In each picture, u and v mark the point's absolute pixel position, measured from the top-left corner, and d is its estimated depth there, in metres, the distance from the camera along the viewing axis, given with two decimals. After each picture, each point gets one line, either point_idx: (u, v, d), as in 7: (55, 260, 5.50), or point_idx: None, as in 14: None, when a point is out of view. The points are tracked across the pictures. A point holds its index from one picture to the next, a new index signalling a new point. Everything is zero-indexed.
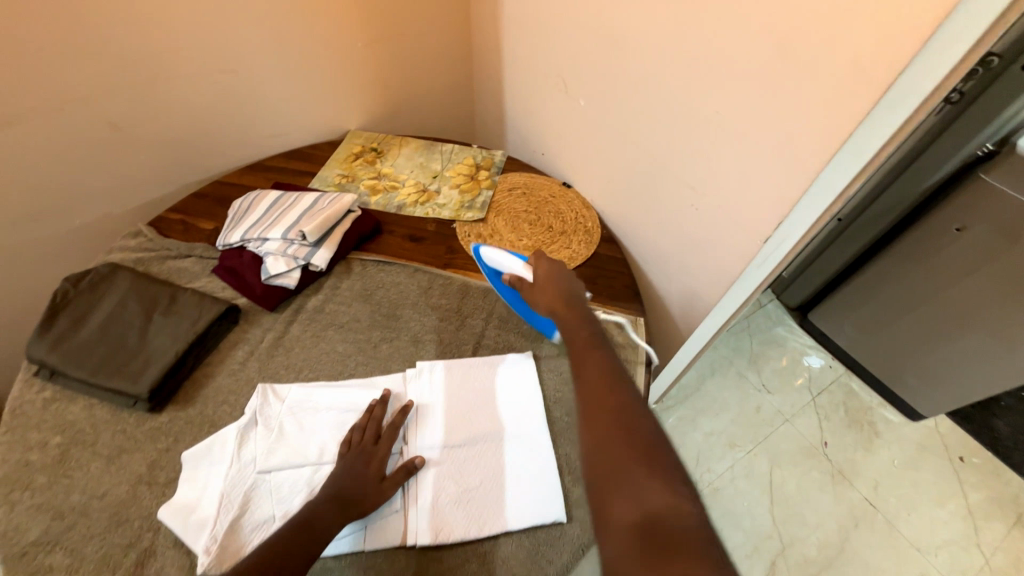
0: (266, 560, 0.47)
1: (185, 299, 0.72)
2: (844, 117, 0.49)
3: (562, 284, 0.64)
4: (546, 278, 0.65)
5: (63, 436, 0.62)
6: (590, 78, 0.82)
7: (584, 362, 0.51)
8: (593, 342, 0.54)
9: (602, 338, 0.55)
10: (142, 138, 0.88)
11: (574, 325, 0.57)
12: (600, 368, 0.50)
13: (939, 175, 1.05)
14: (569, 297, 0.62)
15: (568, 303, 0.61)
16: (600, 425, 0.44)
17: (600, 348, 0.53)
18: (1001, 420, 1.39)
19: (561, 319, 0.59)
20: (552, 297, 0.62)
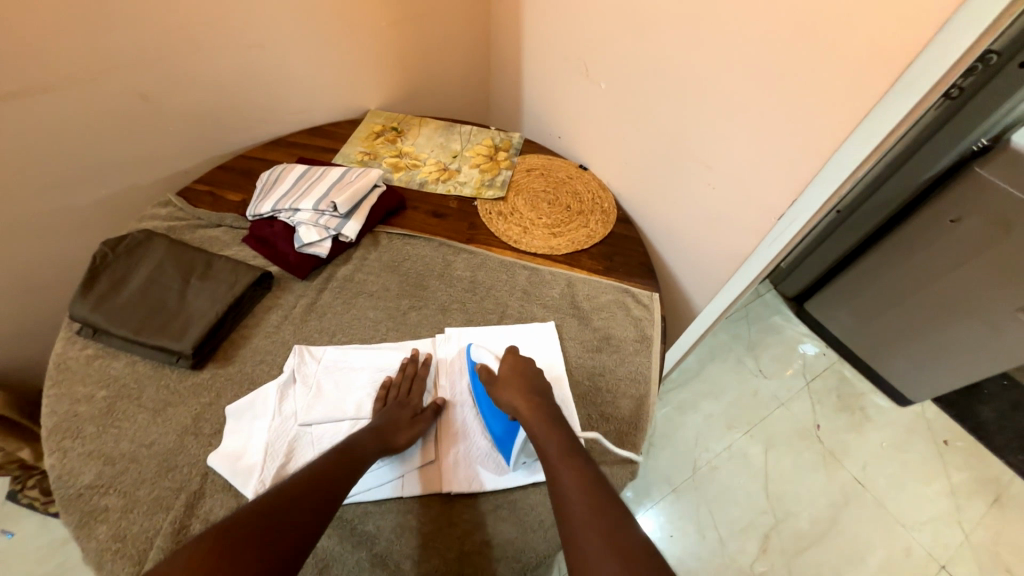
0: (320, 498, 0.50)
1: (221, 264, 0.74)
2: (861, 99, 0.53)
3: (527, 378, 0.64)
4: (512, 371, 0.65)
5: (109, 390, 0.64)
6: (611, 63, 0.85)
7: (559, 474, 0.53)
8: (564, 449, 0.56)
9: (573, 441, 0.57)
10: (171, 109, 0.88)
11: (541, 427, 0.58)
12: (576, 478, 0.52)
13: (936, 169, 1.10)
14: (536, 393, 0.62)
15: (534, 399, 0.61)
16: (582, 542, 0.45)
17: (572, 455, 0.55)
18: (984, 406, 1.46)
19: (526, 422, 0.59)
20: (517, 391, 0.62)
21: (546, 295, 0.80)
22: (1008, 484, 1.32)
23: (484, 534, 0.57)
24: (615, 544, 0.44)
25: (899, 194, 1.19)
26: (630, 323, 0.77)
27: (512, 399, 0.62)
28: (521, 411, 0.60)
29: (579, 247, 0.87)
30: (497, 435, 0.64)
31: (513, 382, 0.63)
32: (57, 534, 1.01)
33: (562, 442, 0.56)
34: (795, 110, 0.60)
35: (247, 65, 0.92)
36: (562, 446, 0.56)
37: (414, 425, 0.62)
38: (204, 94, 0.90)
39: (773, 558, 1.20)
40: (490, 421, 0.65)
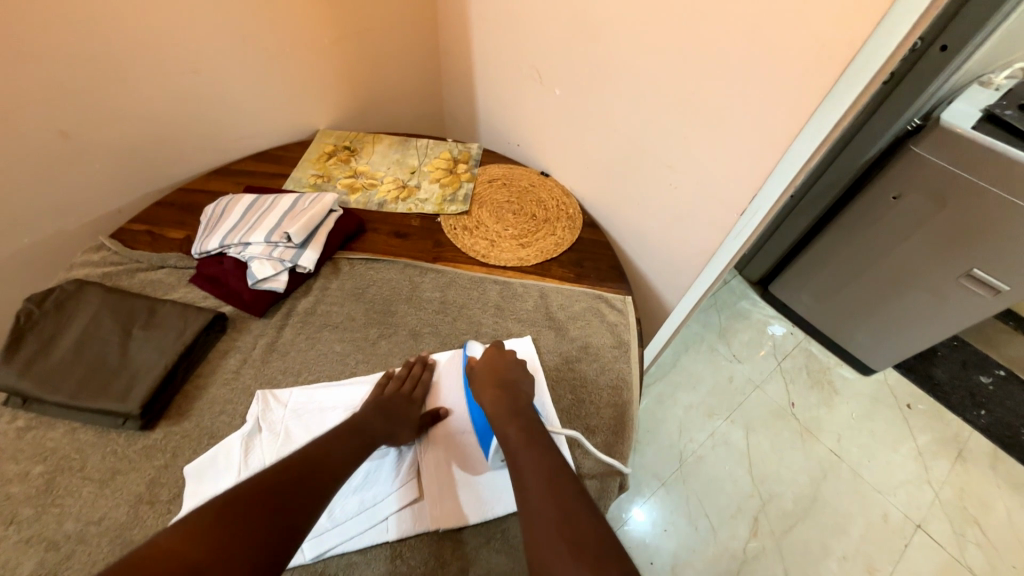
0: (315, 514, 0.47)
1: (166, 310, 0.68)
2: (808, 94, 0.54)
3: (501, 373, 0.66)
4: (488, 364, 0.67)
5: (46, 465, 0.58)
6: (562, 69, 0.84)
7: (521, 463, 0.54)
8: (528, 439, 0.57)
9: (536, 430, 0.58)
10: (96, 146, 0.81)
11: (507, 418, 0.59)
12: (540, 470, 0.52)
13: (875, 149, 1.15)
14: (505, 383, 0.64)
15: (501, 390, 0.63)
16: (541, 532, 0.47)
17: (535, 444, 0.56)
18: (938, 367, 1.55)
19: (493, 414, 0.60)
20: (487, 389, 0.63)
21: (520, 309, 0.78)
22: (967, 439, 1.41)
23: (478, 570, 0.55)
24: (567, 528, 0.46)
25: (845, 176, 1.24)
26: (606, 330, 0.76)
27: (481, 393, 0.63)
28: (489, 403, 0.62)
29: (548, 256, 0.86)
30: (480, 429, 0.64)
31: (489, 380, 0.64)
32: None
33: (525, 431, 0.58)
34: (747, 108, 0.60)
35: (178, 92, 0.85)
36: (526, 436, 0.57)
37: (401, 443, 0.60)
38: (132, 127, 0.83)
39: (764, 540, 1.22)
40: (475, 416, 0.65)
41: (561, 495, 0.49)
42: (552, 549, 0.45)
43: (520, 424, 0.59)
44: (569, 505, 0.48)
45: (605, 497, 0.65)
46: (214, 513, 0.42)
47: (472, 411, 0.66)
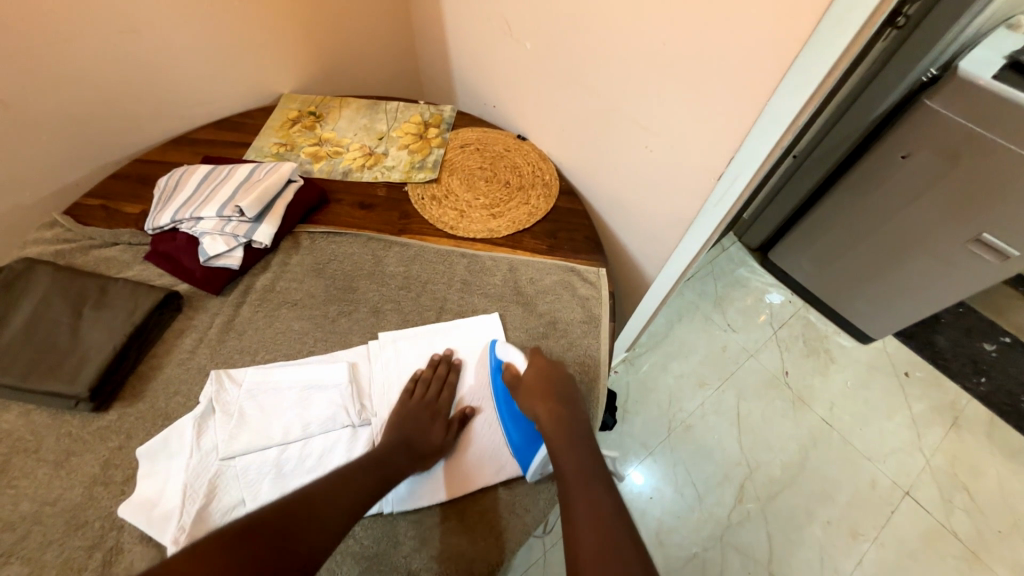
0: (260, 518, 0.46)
1: (117, 290, 0.66)
2: (787, 40, 0.48)
3: (558, 388, 0.62)
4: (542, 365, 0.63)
5: (1, 446, 0.57)
6: (534, 20, 0.77)
7: (568, 478, 0.54)
8: (582, 472, 0.54)
9: (593, 466, 0.55)
10: (39, 115, 0.77)
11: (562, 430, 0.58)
12: (591, 513, 0.49)
13: (885, 105, 1.06)
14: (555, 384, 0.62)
15: (555, 400, 0.60)
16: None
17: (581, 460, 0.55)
18: (940, 335, 1.50)
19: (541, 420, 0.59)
20: (543, 403, 0.60)
21: (487, 284, 0.75)
22: (964, 407, 1.38)
23: (431, 549, 0.55)
24: (607, 553, 0.45)
25: (851, 134, 1.15)
26: (577, 304, 0.73)
27: (532, 401, 0.60)
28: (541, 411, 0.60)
29: (520, 227, 0.82)
30: (517, 443, 0.61)
31: (539, 390, 0.61)
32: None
33: (580, 461, 0.55)
34: (726, 58, 0.54)
35: (123, 54, 0.80)
36: (573, 448, 0.56)
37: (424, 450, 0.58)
38: (76, 94, 0.78)
39: (748, 506, 1.23)
40: (511, 429, 0.62)
41: (604, 520, 0.49)
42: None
43: (571, 438, 0.58)
44: (611, 529, 0.48)
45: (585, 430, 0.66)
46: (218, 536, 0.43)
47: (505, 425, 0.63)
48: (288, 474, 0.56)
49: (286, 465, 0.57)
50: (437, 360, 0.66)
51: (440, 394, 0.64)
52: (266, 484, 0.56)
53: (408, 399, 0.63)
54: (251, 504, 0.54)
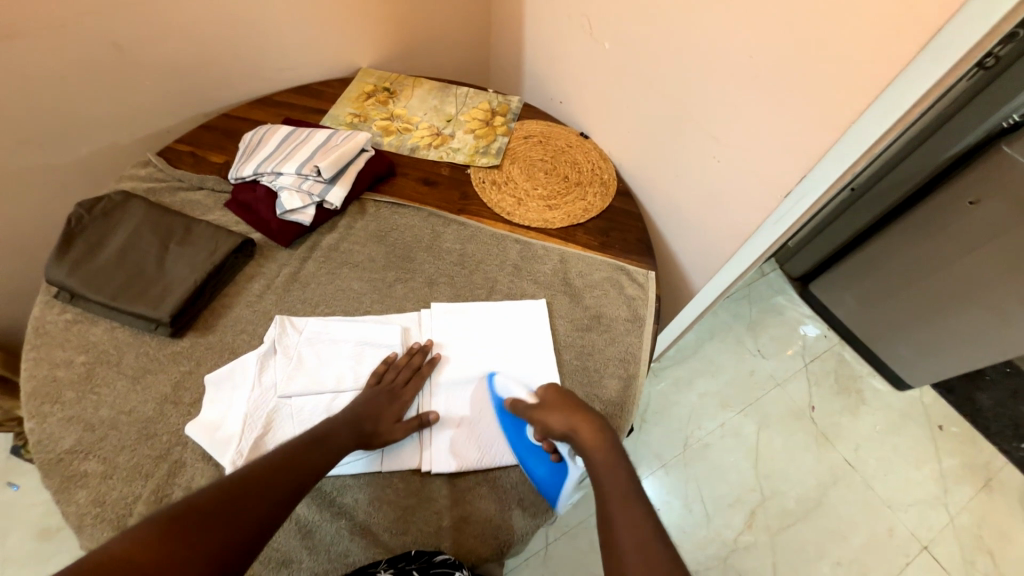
0: (301, 472, 0.50)
1: (200, 230, 0.71)
2: (882, 65, 0.48)
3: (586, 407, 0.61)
4: (562, 394, 0.62)
5: (88, 356, 0.63)
6: (617, 22, 0.78)
7: (610, 505, 0.51)
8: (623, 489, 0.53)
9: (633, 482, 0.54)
10: (148, 62, 0.83)
11: (601, 455, 0.56)
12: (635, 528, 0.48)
13: (959, 146, 1.03)
14: (585, 413, 0.60)
15: (589, 418, 0.59)
16: None
17: (617, 480, 0.53)
18: (983, 393, 1.43)
19: (583, 447, 0.57)
20: (576, 419, 0.59)
21: (538, 271, 0.77)
22: (999, 469, 1.32)
23: (462, 510, 0.58)
24: None
25: (918, 173, 1.12)
26: (623, 302, 0.75)
27: (566, 420, 0.59)
28: (576, 439, 0.58)
29: (575, 221, 0.83)
30: (541, 477, 0.60)
31: (569, 406, 0.60)
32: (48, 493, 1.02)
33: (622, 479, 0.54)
34: (812, 77, 0.55)
35: (228, 14, 0.85)
36: (611, 462, 0.56)
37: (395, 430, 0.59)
38: (182, 45, 0.85)
39: (757, 533, 1.22)
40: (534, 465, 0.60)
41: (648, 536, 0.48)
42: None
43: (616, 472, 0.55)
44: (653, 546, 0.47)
45: (621, 424, 0.66)
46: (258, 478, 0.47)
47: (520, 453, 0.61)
48: None
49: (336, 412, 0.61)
50: (415, 350, 0.66)
51: (411, 384, 0.64)
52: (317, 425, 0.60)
53: (376, 384, 0.62)
54: None
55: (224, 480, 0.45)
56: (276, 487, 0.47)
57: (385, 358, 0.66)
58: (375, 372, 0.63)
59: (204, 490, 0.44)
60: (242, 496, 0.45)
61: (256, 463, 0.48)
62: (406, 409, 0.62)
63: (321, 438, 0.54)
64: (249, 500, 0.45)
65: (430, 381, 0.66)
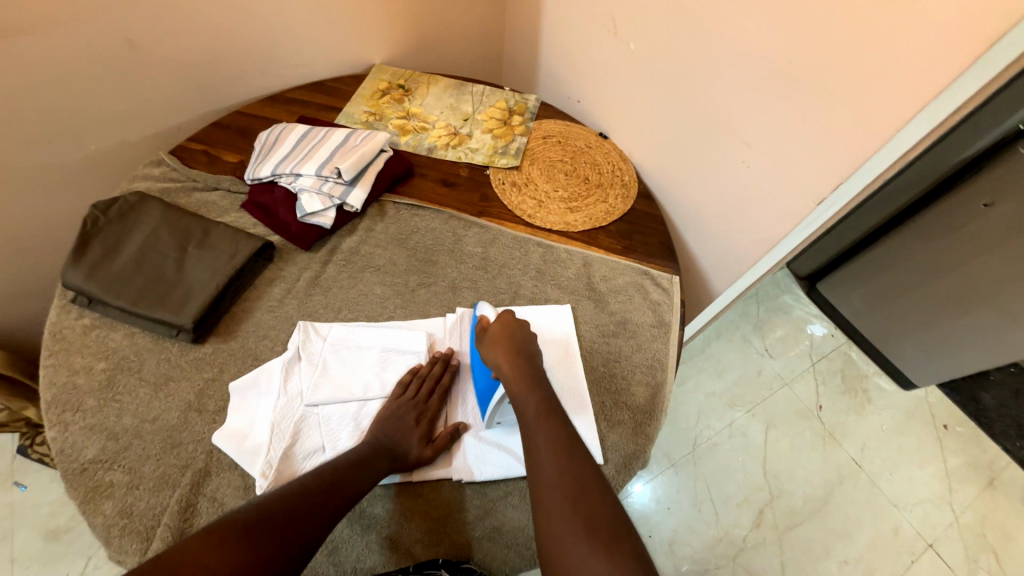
0: (331, 495, 0.49)
1: (218, 232, 0.69)
2: (929, 77, 0.47)
3: (518, 342, 0.63)
4: (496, 331, 0.64)
5: (108, 362, 0.62)
6: (642, 21, 0.76)
7: (533, 435, 0.55)
8: (543, 411, 0.57)
9: (554, 404, 0.58)
10: (160, 58, 0.81)
11: (522, 383, 0.59)
12: (553, 443, 0.53)
13: (974, 149, 0.98)
14: (524, 359, 0.61)
15: (514, 353, 0.62)
16: (552, 500, 0.49)
17: (551, 419, 0.56)
18: (987, 392, 1.42)
19: (505, 377, 0.60)
20: (500, 353, 0.61)
21: (561, 276, 0.77)
22: (1002, 468, 1.31)
23: (493, 520, 0.57)
24: (579, 502, 0.48)
25: (927, 177, 1.08)
26: (648, 308, 0.74)
27: (495, 355, 0.62)
28: (506, 376, 0.60)
29: (597, 224, 0.82)
30: (479, 392, 0.64)
31: (499, 340, 0.63)
32: (54, 493, 1.00)
33: (543, 401, 0.58)
34: (851, 86, 0.54)
35: (241, 8, 0.83)
36: (529, 388, 0.59)
37: (426, 448, 0.58)
38: (194, 42, 0.82)
39: (765, 532, 1.21)
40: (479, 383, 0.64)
41: (563, 450, 0.53)
42: (569, 550, 0.45)
43: (538, 394, 0.58)
44: (570, 461, 0.52)
45: (650, 432, 0.66)
46: (282, 507, 0.46)
47: (476, 374, 0.65)
48: (365, 428, 0.60)
49: (363, 420, 0.61)
50: (437, 361, 0.65)
51: (435, 396, 0.63)
52: (344, 435, 0.59)
53: (400, 398, 0.61)
54: (331, 452, 0.58)
55: (280, 494, 0.47)
56: (307, 526, 0.46)
57: (409, 368, 0.65)
58: (399, 384, 0.63)
59: (265, 499, 0.46)
60: (300, 513, 0.47)
61: (276, 492, 0.47)
62: (433, 425, 0.61)
63: (359, 462, 0.53)
64: (277, 536, 0.44)
65: (453, 392, 0.65)
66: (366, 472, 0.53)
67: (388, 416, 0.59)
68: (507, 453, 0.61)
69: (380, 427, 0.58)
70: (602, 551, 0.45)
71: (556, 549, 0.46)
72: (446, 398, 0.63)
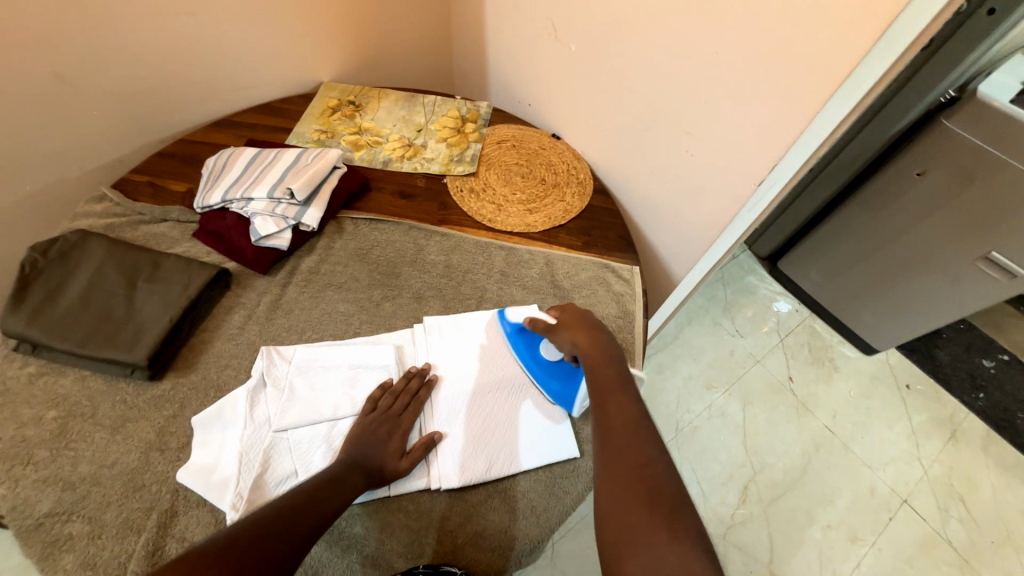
0: (301, 517, 0.48)
1: (169, 264, 0.67)
2: (840, 60, 0.50)
3: (594, 324, 0.66)
4: (571, 315, 0.67)
5: (58, 410, 0.59)
6: (581, 22, 0.78)
7: (606, 403, 0.56)
8: (617, 385, 0.58)
9: (624, 381, 0.59)
10: (92, 90, 0.78)
11: (597, 358, 0.61)
12: (623, 413, 0.54)
13: (902, 123, 1.05)
14: (601, 337, 0.64)
15: (590, 333, 0.64)
16: (617, 465, 0.49)
17: (624, 394, 0.57)
18: (942, 350, 1.51)
19: (584, 354, 0.62)
20: (579, 333, 0.64)
21: (526, 276, 0.78)
22: (962, 421, 1.39)
23: (476, 524, 0.58)
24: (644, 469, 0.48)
25: (866, 151, 1.14)
26: (612, 300, 0.76)
27: (573, 335, 0.65)
28: (583, 353, 0.63)
29: (556, 223, 0.84)
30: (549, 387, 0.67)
31: (575, 322, 0.66)
32: (14, 558, 0.93)
33: (617, 376, 0.59)
34: (774, 72, 0.56)
35: (175, 35, 0.81)
36: (605, 363, 0.61)
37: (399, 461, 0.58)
38: (128, 72, 0.80)
39: (752, 507, 1.24)
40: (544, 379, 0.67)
41: (633, 420, 0.53)
42: (630, 518, 0.44)
43: (613, 368, 0.60)
44: (640, 431, 0.52)
45: None
46: (249, 534, 0.44)
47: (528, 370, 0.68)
48: (338, 448, 0.59)
49: (335, 440, 0.60)
50: (410, 374, 0.65)
51: (407, 409, 0.62)
52: (317, 457, 0.58)
53: (372, 412, 0.61)
54: (304, 476, 0.56)
55: (249, 522, 0.45)
56: (278, 546, 0.45)
57: (380, 384, 0.64)
58: (370, 401, 0.62)
59: (234, 529, 0.44)
60: (271, 536, 0.45)
61: (246, 520, 0.46)
62: (407, 438, 0.60)
63: (331, 481, 0.53)
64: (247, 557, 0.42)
65: (427, 403, 0.65)
66: (340, 495, 0.52)
67: (360, 433, 0.58)
68: (486, 458, 0.61)
69: (353, 445, 0.57)
70: (664, 521, 0.43)
71: (616, 510, 0.45)
72: (419, 409, 0.63)
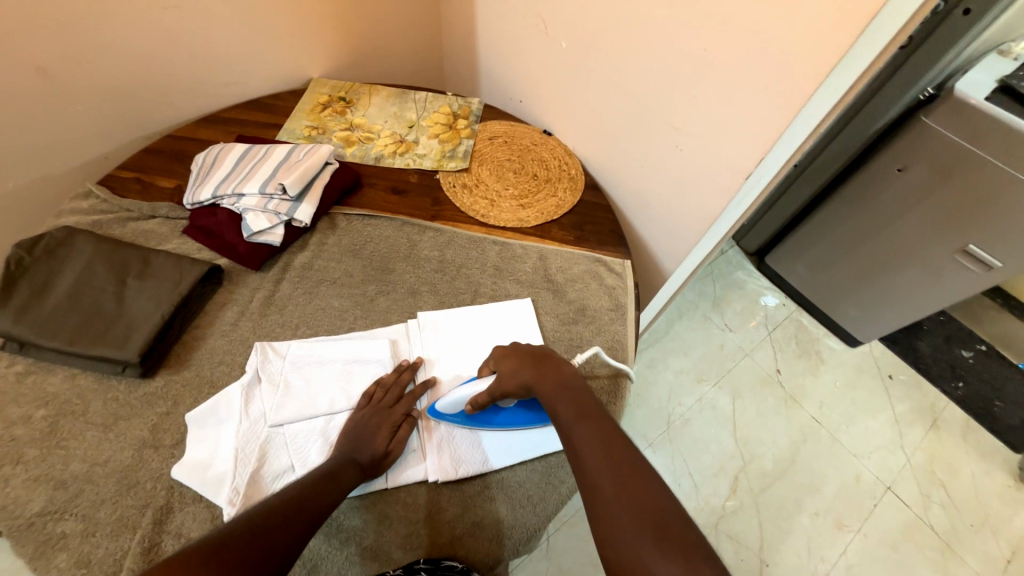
0: (299, 512, 0.48)
1: (160, 261, 0.67)
2: (822, 57, 0.51)
3: (540, 357, 0.61)
4: (513, 351, 0.63)
5: (48, 409, 0.59)
6: (571, 19, 0.79)
7: (575, 436, 0.51)
8: (579, 412, 0.53)
9: (586, 404, 0.54)
10: (76, 85, 0.77)
11: (553, 391, 0.57)
12: (595, 437, 0.50)
13: (883, 119, 1.08)
14: (547, 368, 0.59)
15: (536, 368, 0.59)
16: (604, 501, 0.44)
17: (591, 417, 0.52)
18: (922, 341, 1.55)
19: (541, 393, 0.58)
20: (525, 370, 0.60)
21: (519, 271, 0.79)
22: (942, 410, 1.43)
23: (473, 515, 0.58)
24: (633, 495, 0.44)
25: (849, 146, 1.17)
26: (604, 293, 0.77)
27: (521, 372, 0.60)
28: (538, 391, 0.58)
29: (548, 218, 0.85)
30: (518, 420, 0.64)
31: (518, 358, 0.61)
32: None
33: (577, 404, 0.54)
34: (760, 68, 0.58)
35: (162, 30, 0.80)
36: (562, 393, 0.56)
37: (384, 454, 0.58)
38: (114, 67, 0.79)
39: (742, 497, 1.26)
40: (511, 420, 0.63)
41: (608, 443, 0.49)
42: (633, 559, 0.40)
43: (571, 397, 0.56)
44: (617, 453, 0.48)
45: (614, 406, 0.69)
46: (247, 528, 0.43)
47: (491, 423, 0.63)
48: (334, 442, 0.59)
49: (331, 434, 0.60)
50: (402, 368, 0.65)
51: (399, 403, 0.62)
52: (313, 451, 0.58)
53: (366, 405, 0.61)
54: (301, 470, 0.56)
55: (247, 516, 0.45)
56: (278, 541, 0.44)
57: (374, 379, 0.65)
58: (365, 395, 0.62)
59: (230, 524, 0.44)
60: (270, 530, 0.45)
61: (244, 514, 0.45)
62: (399, 431, 0.60)
63: (329, 475, 0.53)
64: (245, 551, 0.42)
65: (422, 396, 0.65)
66: (337, 488, 0.52)
67: (351, 426, 0.58)
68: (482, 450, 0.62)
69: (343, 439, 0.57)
70: (666, 550, 0.39)
71: (617, 555, 0.41)
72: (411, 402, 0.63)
